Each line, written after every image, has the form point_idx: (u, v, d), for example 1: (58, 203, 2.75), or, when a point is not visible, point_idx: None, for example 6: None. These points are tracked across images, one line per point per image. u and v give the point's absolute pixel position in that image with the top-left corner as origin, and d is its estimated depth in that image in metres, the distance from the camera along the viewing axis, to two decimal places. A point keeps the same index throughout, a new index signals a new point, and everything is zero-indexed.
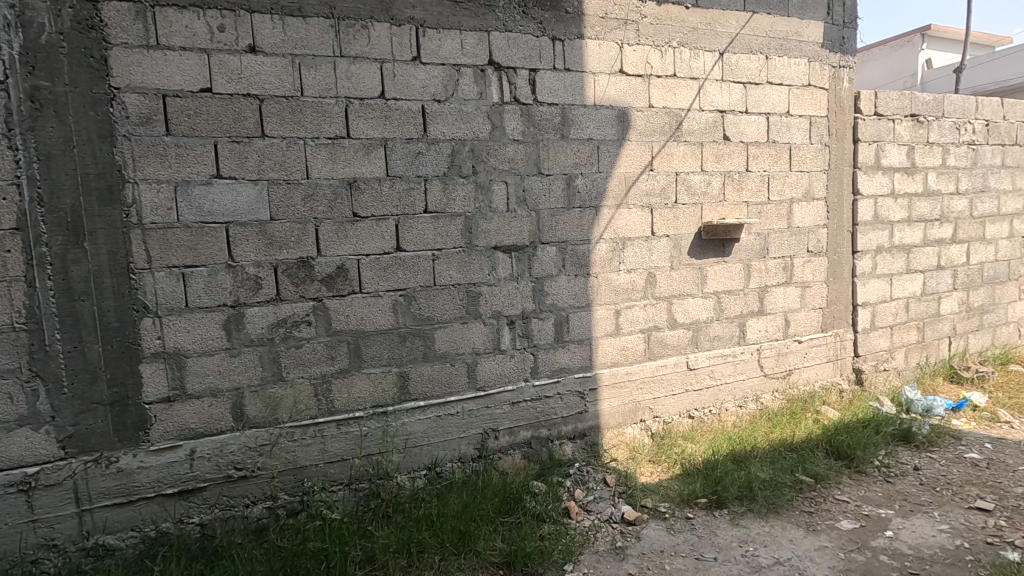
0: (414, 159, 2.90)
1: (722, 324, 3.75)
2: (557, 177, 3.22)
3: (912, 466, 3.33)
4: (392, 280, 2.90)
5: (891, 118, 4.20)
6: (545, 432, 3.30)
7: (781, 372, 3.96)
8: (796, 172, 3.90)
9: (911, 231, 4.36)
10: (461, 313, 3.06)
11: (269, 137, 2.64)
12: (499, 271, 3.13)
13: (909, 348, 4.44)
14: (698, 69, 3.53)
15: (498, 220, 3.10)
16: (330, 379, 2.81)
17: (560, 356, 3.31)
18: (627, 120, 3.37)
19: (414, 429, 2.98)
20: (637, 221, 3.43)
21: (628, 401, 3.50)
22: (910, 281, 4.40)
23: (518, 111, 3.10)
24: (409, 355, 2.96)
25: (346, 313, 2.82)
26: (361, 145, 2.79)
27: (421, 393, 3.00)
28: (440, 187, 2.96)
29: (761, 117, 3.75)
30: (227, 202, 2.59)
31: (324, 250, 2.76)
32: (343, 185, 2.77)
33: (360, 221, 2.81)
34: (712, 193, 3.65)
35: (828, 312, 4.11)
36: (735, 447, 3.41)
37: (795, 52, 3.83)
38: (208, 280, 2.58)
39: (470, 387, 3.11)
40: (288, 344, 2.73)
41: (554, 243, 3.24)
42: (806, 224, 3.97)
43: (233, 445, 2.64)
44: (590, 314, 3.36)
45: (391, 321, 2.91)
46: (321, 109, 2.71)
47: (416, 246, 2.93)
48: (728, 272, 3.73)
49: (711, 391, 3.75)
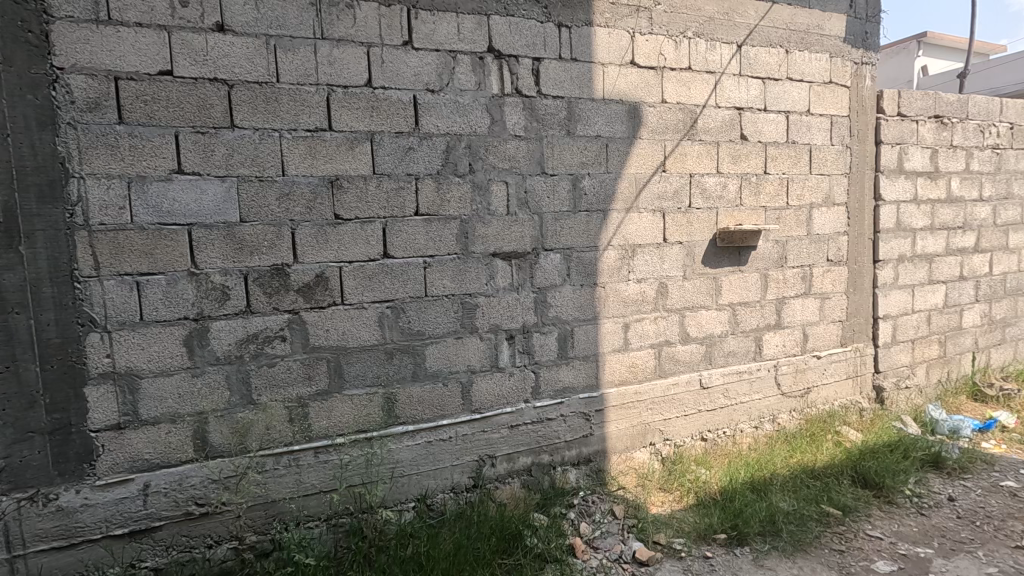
0: (404, 155, 2.60)
1: (737, 338, 3.46)
2: (562, 177, 2.92)
3: (946, 496, 3.06)
4: (378, 290, 2.59)
5: (915, 119, 3.95)
6: (547, 458, 3.00)
7: (798, 391, 3.69)
8: (816, 175, 3.63)
9: (934, 239, 4.11)
10: (455, 327, 2.75)
11: (239, 129, 2.32)
12: (497, 280, 2.83)
13: (931, 364, 4.18)
14: (714, 63, 3.26)
15: (497, 225, 2.80)
16: (307, 402, 2.50)
17: (564, 374, 3.01)
18: (638, 117, 3.08)
19: (401, 457, 2.67)
20: (647, 226, 3.15)
21: (637, 423, 3.20)
22: (932, 293, 4.14)
23: (520, 104, 2.81)
24: (397, 374, 2.65)
25: (326, 328, 2.51)
26: (344, 139, 2.49)
27: (410, 416, 2.69)
28: (433, 187, 2.66)
29: (780, 116, 3.48)
30: (190, 202, 2.27)
31: (301, 256, 2.45)
32: (323, 183, 2.46)
33: (342, 224, 2.51)
34: (728, 196, 3.37)
35: (849, 325, 3.84)
36: (754, 475, 3.13)
37: (816, 46, 3.57)
38: (168, 289, 2.26)
39: (464, 410, 2.80)
40: (259, 363, 2.41)
41: (558, 250, 2.94)
42: (826, 231, 3.70)
43: (194, 478, 2.32)
44: (596, 328, 3.06)
45: (377, 337, 2.60)
46: (300, 97, 2.40)
47: (405, 252, 2.63)
48: (744, 282, 3.45)
49: (725, 412, 3.46)
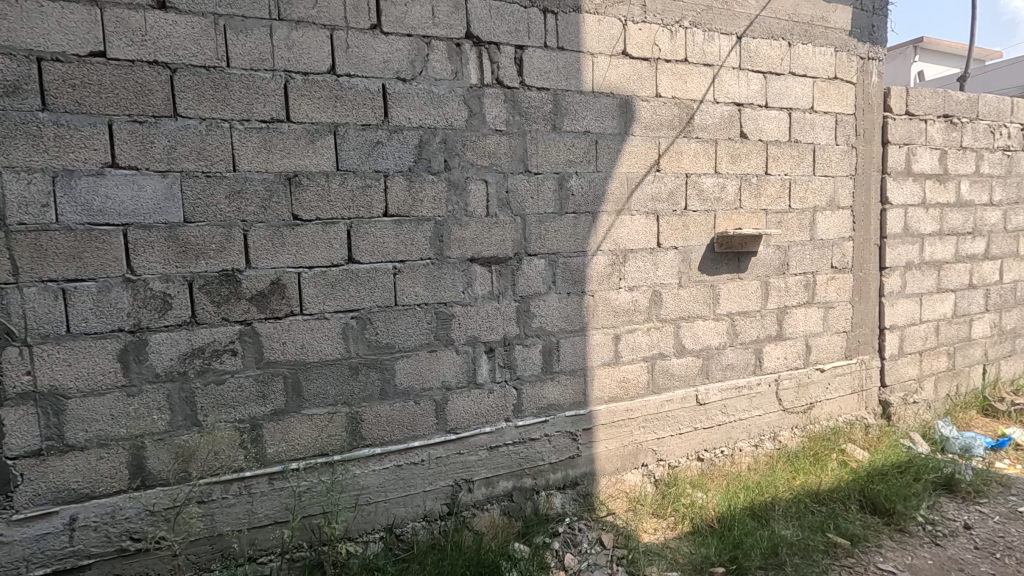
0: (371, 150, 2.36)
1: (736, 351, 3.23)
2: (547, 176, 2.69)
3: (962, 523, 2.83)
4: (341, 299, 2.34)
5: (923, 118, 3.73)
6: (530, 482, 2.75)
7: (801, 406, 3.45)
8: (820, 176, 3.41)
9: (943, 245, 3.89)
10: (429, 340, 2.51)
11: (183, 118, 2.07)
12: (476, 288, 2.59)
13: (939, 377, 3.96)
14: (712, 55, 3.03)
15: (475, 227, 2.56)
16: (261, 424, 2.25)
17: (549, 391, 2.76)
18: (630, 112, 2.85)
19: (367, 483, 2.42)
20: (640, 229, 2.91)
21: (629, 443, 2.96)
22: (941, 302, 3.92)
23: (501, 95, 2.57)
24: (363, 392, 2.41)
25: (283, 340, 2.26)
26: (304, 131, 2.25)
27: (378, 437, 2.44)
28: (404, 186, 2.42)
29: (782, 113, 3.26)
30: (126, 200, 2.02)
31: (254, 261, 2.20)
32: (279, 180, 2.22)
33: (301, 226, 2.26)
34: (726, 198, 3.14)
35: (853, 337, 3.61)
36: (754, 500, 2.89)
37: (821, 40, 3.35)
38: (99, 298, 2.01)
39: (438, 430, 2.56)
40: (206, 380, 2.16)
41: (543, 255, 2.70)
42: (831, 236, 3.47)
43: (129, 509, 2.06)
44: (584, 340, 2.82)
45: (341, 350, 2.36)
46: (253, 84, 2.16)
47: (373, 257, 2.38)
48: (744, 290, 3.21)
49: (723, 430, 3.23)
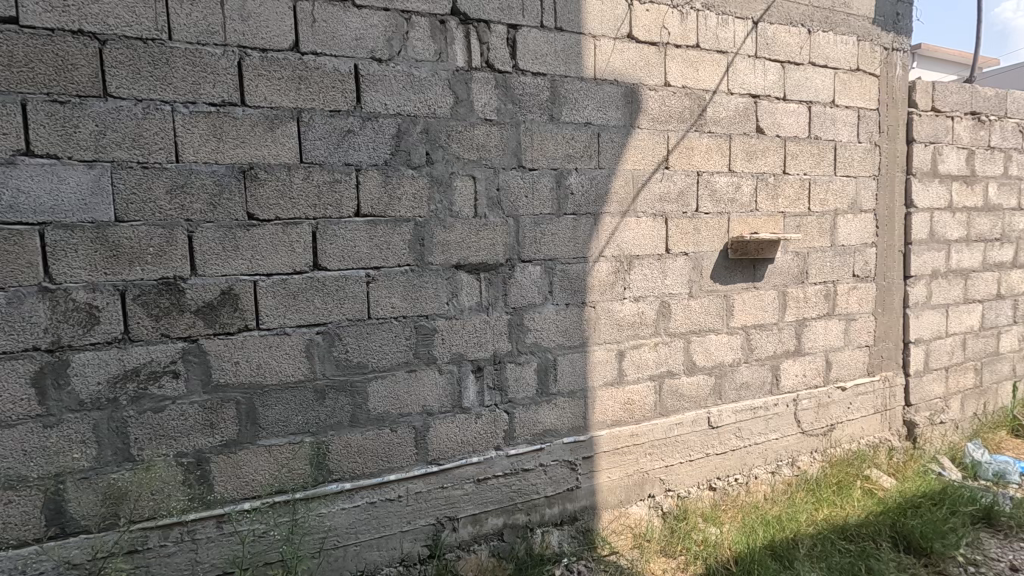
0: (341, 140, 2.05)
1: (751, 368, 2.92)
2: (543, 173, 2.38)
3: (1007, 564, 2.53)
4: (305, 312, 2.03)
5: (950, 115, 3.46)
6: (523, 519, 2.43)
7: (821, 428, 3.15)
8: (842, 177, 3.12)
9: (971, 252, 3.60)
10: (407, 358, 2.19)
11: (115, 99, 1.76)
12: (462, 299, 2.27)
13: (967, 395, 3.67)
14: (726, 41, 2.74)
15: (461, 229, 2.25)
16: (208, 458, 1.92)
17: (545, 415, 2.45)
18: (636, 101, 2.56)
19: (335, 524, 2.10)
20: (647, 233, 2.61)
21: (634, 472, 2.65)
22: (968, 313, 3.63)
23: (491, 80, 2.27)
24: (330, 419, 2.09)
25: (235, 360, 1.94)
26: (261, 117, 1.94)
27: (347, 470, 2.12)
28: (379, 182, 2.11)
29: (801, 106, 2.97)
30: (44, 194, 1.71)
31: (201, 267, 1.88)
32: (232, 173, 1.91)
33: (258, 227, 1.95)
34: (741, 199, 2.84)
35: (876, 351, 3.32)
36: (774, 536, 2.58)
37: (843, 27, 3.06)
38: (9, 311, 1.69)
39: (418, 462, 2.24)
40: (142, 407, 1.84)
41: (538, 262, 2.39)
42: (853, 241, 3.18)
43: (44, 563, 1.75)
44: (584, 357, 2.51)
45: (304, 371, 2.04)
46: (200, 61, 1.85)
47: (342, 263, 2.07)
48: (760, 300, 2.91)
49: (737, 455, 2.92)
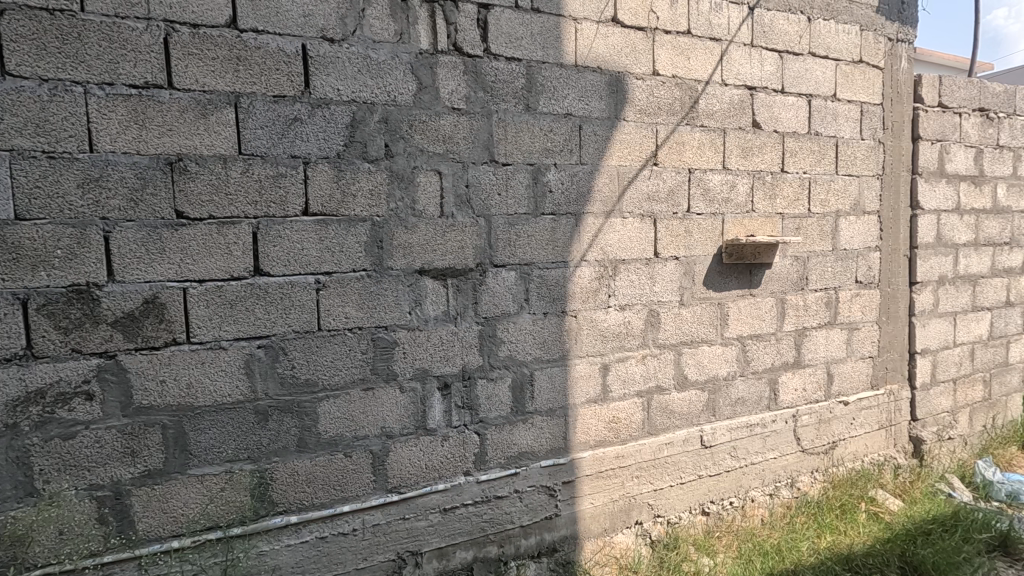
0: (286, 129, 1.82)
1: (747, 382, 2.70)
2: (518, 169, 2.16)
3: None
4: (244, 323, 1.79)
5: (957, 111, 3.26)
6: (495, 552, 2.19)
7: (822, 446, 2.93)
8: (845, 176, 2.91)
9: (979, 257, 3.40)
10: (363, 375, 1.96)
11: (16, 78, 1.53)
12: (426, 308, 2.04)
13: (975, 408, 3.45)
14: (720, 28, 2.52)
15: (425, 231, 2.02)
16: (128, 490, 1.68)
17: (520, 436, 2.21)
18: (622, 91, 2.34)
19: (279, 562, 1.86)
20: (634, 235, 2.39)
21: (619, 497, 2.41)
22: (977, 322, 3.42)
23: (459, 65, 2.04)
24: (274, 444, 1.85)
25: (161, 378, 1.70)
26: (192, 102, 1.70)
27: (294, 502, 1.88)
28: (331, 176, 1.88)
29: (801, 100, 2.76)
30: None
31: (120, 272, 1.65)
32: (157, 165, 1.67)
33: (188, 227, 1.71)
34: (737, 199, 2.62)
35: (881, 362, 3.10)
36: (773, 569, 2.35)
37: (845, 16, 2.86)
38: None
39: (375, 490, 2.00)
40: (48, 433, 1.60)
41: (512, 267, 2.16)
42: (855, 245, 2.97)
43: None
44: (564, 371, 2.28)
45: (243, 391, 1.80)
46: (119, 37, 1.61)
47: (287, 268, 1.83)
48: (757, 308, 2.69)
49: (731, 477, 2.69)
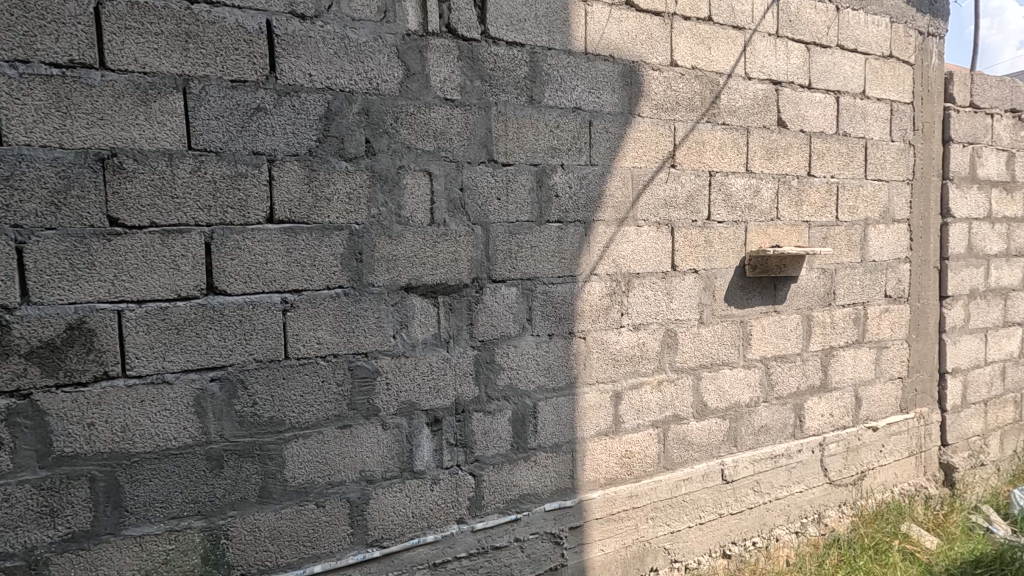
0: (247, 121, 1.53)
1: (772, 409, 2.43)
2: (521, 169, 1.88)
3: None
4: (193, 352, 1.49)
5: (989, 112, 3.03)
6: None
7: (849, 477, 2.67)
8: (874, 180, 2.66)
9: (1010, 269, 3.17)
10: (339, 411, 1.66)
11: None
12: (413, 331, 1.75)
13: (1006, 431, 3.22)
14: (744, 15, 2.27)
15: (413, 241, 1.73)
16: (47, 559, 1.38)
17: (521, 476, 1.93)
18: (636, 83, 2.07)
19: None
20: (649, 246, 2.12)
21: (633, 542, 2.13)
22: (1008, 338, 3.19)
23: (453, 49, 1.76)
24: (231, 496, 1.55)
25: (88, 420, 1.40)
26: (130, 85, 1.41)
27: (255, 564, 1.58)
28: (301, 177, 1.59)
29: (828, 97, 2.51)
30: None
31: (37, 293, 1.35)
32: (85, 162, 1.38)
33: (123, 237, 1.41)
34: (761, 206, 2.36)
35: (910, 383, 2.85)
36: None
37: (875, 6, 2.62)
38: None
39: (353, 546, 1.70)
40: None
41: (513, 282, 1.88)
42: (885, 256, 2.72)
43: None
44: (572, 401, 2.00)
45: (193, 433, 1.50)
46: (38, 4, 1.32)
47: (247, 285, 1.54)
48: (782, 327, 2.43)
49: (754, 514, 2.42)
